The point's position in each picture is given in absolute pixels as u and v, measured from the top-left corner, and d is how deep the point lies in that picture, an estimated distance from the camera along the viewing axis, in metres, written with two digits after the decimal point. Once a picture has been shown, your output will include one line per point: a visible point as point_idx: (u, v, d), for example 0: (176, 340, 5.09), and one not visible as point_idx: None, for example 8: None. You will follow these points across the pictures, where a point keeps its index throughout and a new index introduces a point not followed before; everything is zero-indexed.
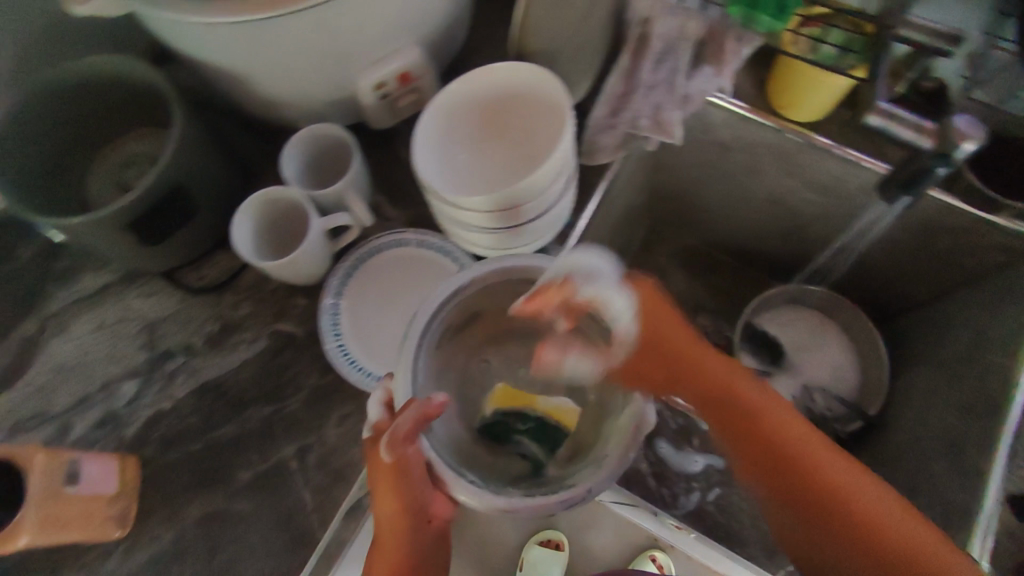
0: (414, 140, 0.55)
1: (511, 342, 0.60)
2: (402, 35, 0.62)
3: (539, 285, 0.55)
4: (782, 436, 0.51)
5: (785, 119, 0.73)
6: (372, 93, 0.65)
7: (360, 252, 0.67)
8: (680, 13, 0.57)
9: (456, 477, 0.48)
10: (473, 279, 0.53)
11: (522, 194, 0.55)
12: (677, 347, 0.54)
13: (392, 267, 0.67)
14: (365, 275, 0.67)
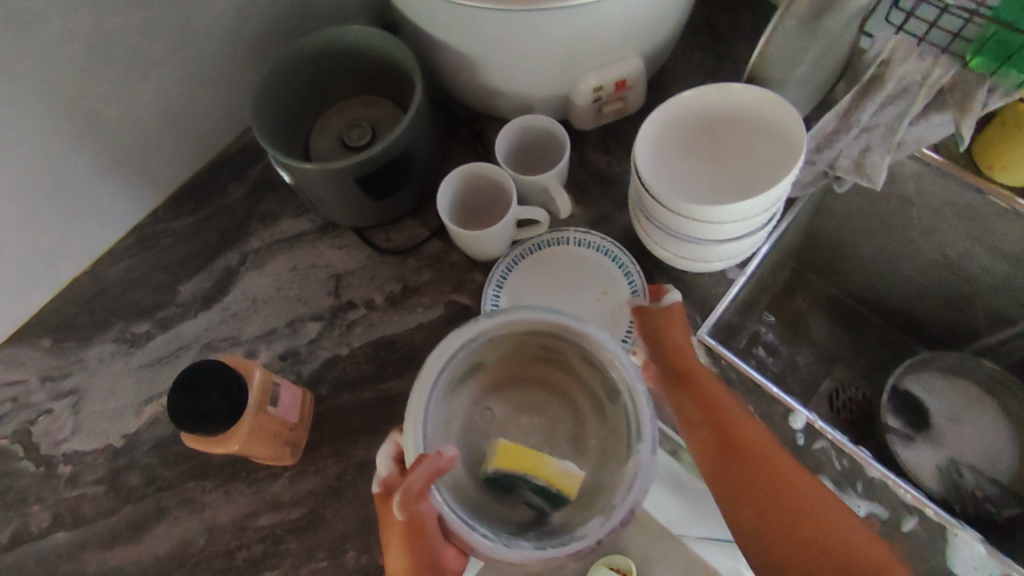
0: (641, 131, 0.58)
1: (546, 393, 0.55)
2: (635, 43, 0.65)
3: (577, 337, 0.51)
4: (776, 477, 0.52)
5: (987, 179, 0.70)
6: (589, 95, 0.68)
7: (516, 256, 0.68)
8: (926, 60, 0.58)
9: (468, 529, 0.46)
10: (484, 330, 0.51)
11: (739, 214, 0.55)
12: (696, 377, 0.58)
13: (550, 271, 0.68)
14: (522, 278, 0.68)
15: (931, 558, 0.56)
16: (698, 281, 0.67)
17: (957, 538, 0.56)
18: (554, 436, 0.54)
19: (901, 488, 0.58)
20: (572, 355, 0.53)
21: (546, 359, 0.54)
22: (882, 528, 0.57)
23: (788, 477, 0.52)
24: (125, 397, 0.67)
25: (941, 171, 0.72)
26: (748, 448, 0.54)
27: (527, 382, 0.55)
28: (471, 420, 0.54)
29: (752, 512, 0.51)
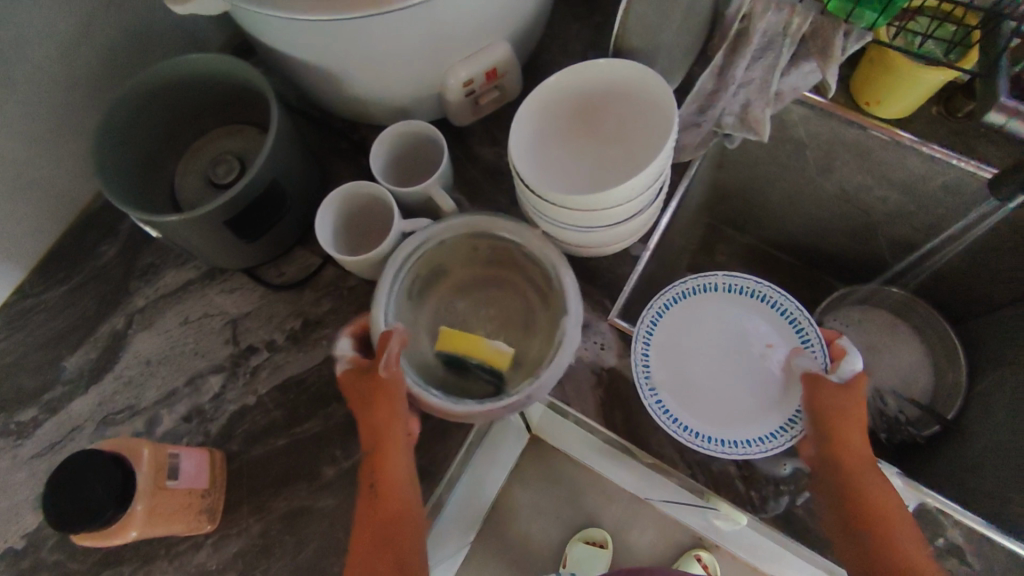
0: (510, 141, 0.55)
1: (500, 293, 0.65)
2: (496, 31, 0.62)
3: (515, 232, 0.59)
4: (884, 534, 0.51)
5: (871, 115, 0.72)
6: (459, 91, 0.65)
7: (661, 295, 0.64)
8: (783, 9, 0.55)
9: (423, 392, 0.54)
10: (430, 234, 0.60)
11: (626, 196, 0.53)
12: (846, 443, 0.53)
13: (717, 330, 0.65)
14: (681, 319, 0.65)
15: None
16: (603, 263, 0.66)
17: None
18: (508, 323, 0.64)
19: None
20: (516, 252, 0.62)
21: (495, 260, 0.64)
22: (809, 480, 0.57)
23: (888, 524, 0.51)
24: (20, 493, 0.62)
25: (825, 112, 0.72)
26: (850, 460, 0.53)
27: (485, 283, 0.66)
28: (437, 319, 0.65)
29: (857, 553, 0.51)
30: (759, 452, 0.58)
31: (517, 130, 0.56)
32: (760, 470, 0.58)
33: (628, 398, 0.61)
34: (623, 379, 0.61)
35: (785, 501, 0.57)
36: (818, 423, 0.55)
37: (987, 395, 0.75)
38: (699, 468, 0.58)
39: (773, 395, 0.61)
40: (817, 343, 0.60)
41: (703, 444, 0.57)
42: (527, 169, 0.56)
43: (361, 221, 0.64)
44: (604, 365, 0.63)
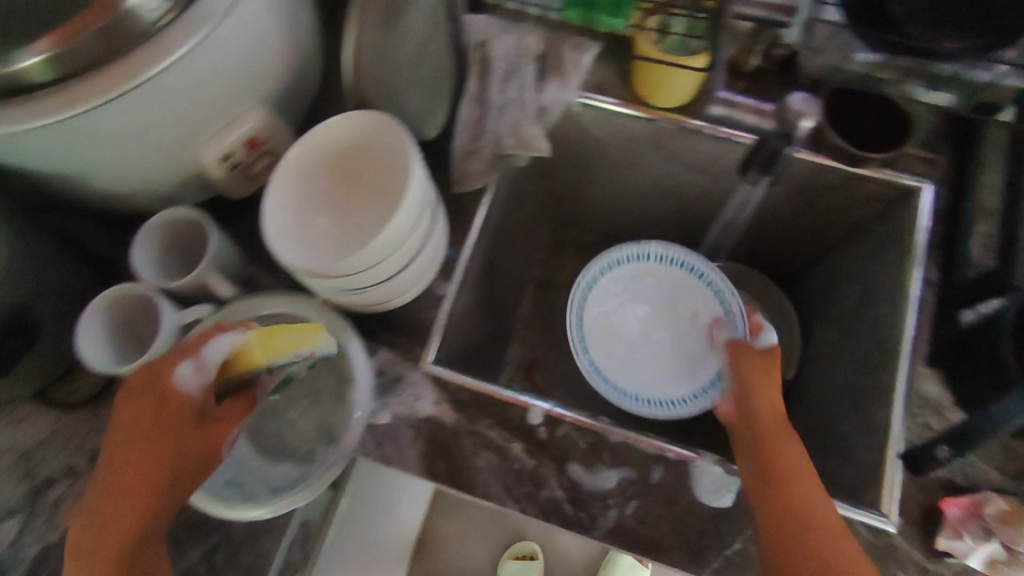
0: (263, 228, 0.53)
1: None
2: (236, 101, 0.58)
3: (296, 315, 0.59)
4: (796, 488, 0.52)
5: (655, 108, 0.71)
6: (221, 165, 0.61)
7: (610, 258, 0.81)
8: (514, 33, 0.59)
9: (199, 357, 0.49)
10: (210, 325, 0.58)
11: (389, 250, 0.52)
12: (764, 410, 0.56)
13: (685, 289, 0.82)
14: (616, 283, 0.82)
15: (681, 496, 0.59)
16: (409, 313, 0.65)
17: (696, 470, 0.60)
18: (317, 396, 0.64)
19: (640, 443, 0.60)
20: None
21: None
22: (634, 487, 0.60)
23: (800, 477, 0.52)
24: None
25: (608, 114, 0.72)
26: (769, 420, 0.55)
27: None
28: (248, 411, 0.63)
29: (769, 498, 0.52)
30: (582, 472, 0.60)
31: (270, 215, 0.54)
32: (586, 489, 0.60)
33: (451, 445, 0.62)
34: (441, 425, 0.62)
35: (614, 514, 0.59)
36: (743, 386, 0.58)
37: (815, 351, 0.79)
38: (526, 499, 0.60)
39: (686, 363, 0.80)
40: (737, 312, 0.76)
41: (634, 402, 0.75)
42: (292, 248, 0.54)
43: (128, 319, 0.59)
44: (424, 418, 0.62)
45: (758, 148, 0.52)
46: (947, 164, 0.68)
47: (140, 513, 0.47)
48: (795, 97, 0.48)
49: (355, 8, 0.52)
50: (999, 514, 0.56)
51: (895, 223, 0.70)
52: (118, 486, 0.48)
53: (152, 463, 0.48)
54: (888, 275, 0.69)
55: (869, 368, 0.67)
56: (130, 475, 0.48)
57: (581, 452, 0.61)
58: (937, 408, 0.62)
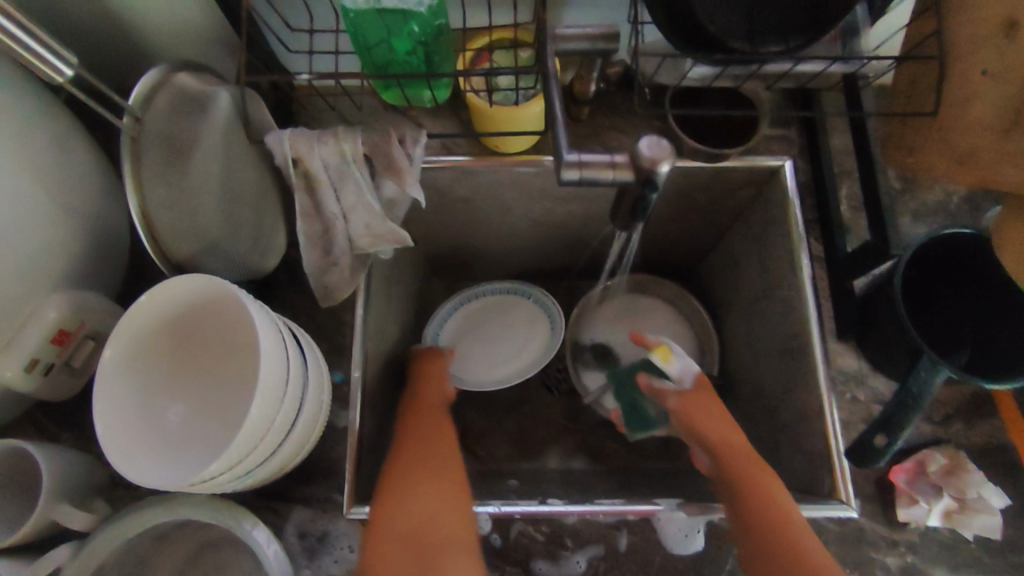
0: (107, 455, 0.42)
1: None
2: (24, 300, 0.49)
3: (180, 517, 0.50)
4: (785, 537, 0.49)
5: (510, 156, 0.67)
6: (30, 376, 0.51)
7: (438, 318, 0.82)
8: (326, 140, 0.50)
9: None
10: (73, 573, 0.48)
11: (264, 418, 0.45)
12: (749, 477, 0.53)
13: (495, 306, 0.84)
14: (470, 314, 0.83)
15: (654, 554, 0.57)
16: (315, 458, 0.58)
17: (660, 523, 0.56)
18: None
19: (597, 516, 0.56)
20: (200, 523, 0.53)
21: None
22: (605, 562, 0.56)
23: (811, 548, 0.48)
24: None
25: (459, 174, 0.68)
26: (769, 521, 0.49)
27: None
28: None
29: None
30: (548, 567, 0.56)
31: (108, 433, 0.43)
32: None
33: None
34: None
35: None
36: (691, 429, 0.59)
37: (734, 340, 0.79)
38: None
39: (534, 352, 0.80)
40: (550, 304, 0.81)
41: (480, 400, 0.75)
42: (151, 461, 0.44)
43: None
44: None
45: (623, 193, 0.49)
46: (798, 136, 0.70)
47: (445, 557, 0.48)
48: (643, 143, 0.45)
49: (127, 165, 0.45)
50: (943, 468, 0.57)
51: (768, 203, 0.70)
52: (385, 528, 0.49)
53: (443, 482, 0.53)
54: (775, 256, 0.69)
55: (788, 352, 0.67)
56: (419, 527, 0.50)
57: (541, 546, 0.56)
58: (858, 378, 0.63)
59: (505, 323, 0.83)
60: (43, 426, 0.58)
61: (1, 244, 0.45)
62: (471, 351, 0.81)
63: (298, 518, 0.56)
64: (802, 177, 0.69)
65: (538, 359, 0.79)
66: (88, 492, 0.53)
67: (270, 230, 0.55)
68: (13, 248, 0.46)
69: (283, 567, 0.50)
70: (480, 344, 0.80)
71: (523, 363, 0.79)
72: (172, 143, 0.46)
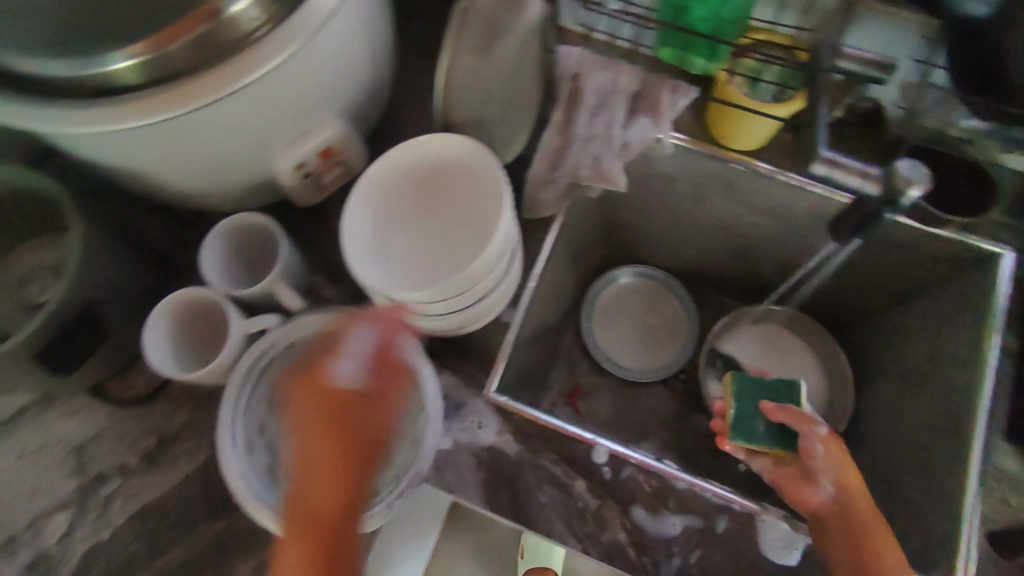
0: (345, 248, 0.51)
1: None
2: (319, 112, 0.59)
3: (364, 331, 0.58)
4: None
5: (731, 149, 0.71)
6: (293, 175, 0.62)
7: (591, 295, 0.92)
8: (609, 69, 0.58)
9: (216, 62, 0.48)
10: (275, 338, 0.57)
11: (477, 274, 0.51)
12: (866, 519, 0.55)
13: (637, 291, 0.94)
14: (617, 295, 0.93)
15: (748, 549, 0.57)
16: (473, 337, 0.65)
17: (763, 523, 0.57)
18: None
19: (704, 490, 0.59)
20: None
21: None
22: (699, 536, 0.58)
23: None
24: None
25: (679, 150, 0.72)
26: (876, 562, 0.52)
27: None
28: None
29: None
30: (646, 516, 0.58)
31: (349, 232, 0.53)
32: (650, 533, 0.58)
33: (514, 476, 0.59)
34: (504, 455, 0.60)
35: (677, 562, 0.57)
36: (829, 471, 0.58)
37: (875, 406, 0.77)
38: (589, 540, 0.57)
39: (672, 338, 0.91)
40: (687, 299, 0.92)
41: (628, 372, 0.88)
42: (370, 266, 0.53)
43: (192, 320, 0.59)
44: (485, 445, 0.60)
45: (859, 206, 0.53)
46: None
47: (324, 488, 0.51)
48: (902, 160, 0.48)
49: (453, 30, 0.53)
50: None
51: (967, 283, 0.68)
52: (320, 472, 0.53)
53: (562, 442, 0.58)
54: (957, 334, 0.67)
55: (938, 430, 0.65)
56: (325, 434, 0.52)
57: (645, 497, 0.59)
58: (1010, 481, 0.61)
59: (645, 306, 0.93)
60: None
61: (331, 60, 0.55)
62: (615, 327, 0.92)
63: (444, 380, 0.63)
64: (1016, 269, 0.67)
65: (672, 346, 0.90)
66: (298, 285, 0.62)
67: (516, 130, 0.62)
68: (336, 68, 0.57)
69: (435, 403, 0.55)
70: (623, 322, 0.92)
71: (664, 348, 0.91)
72: (490, 25, 0.53)
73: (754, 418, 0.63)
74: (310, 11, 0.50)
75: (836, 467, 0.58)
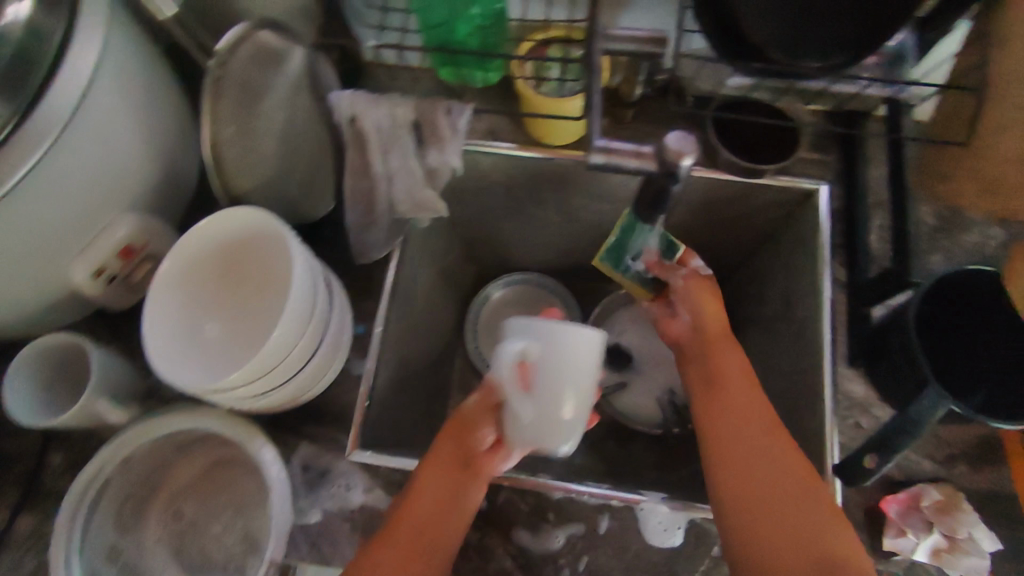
0: (147, 348, 0.48)
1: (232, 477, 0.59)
2: (102, 212, 0.54)
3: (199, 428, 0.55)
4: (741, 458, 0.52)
5: (549, 146, 0.70)
6: (95, 283, 0.57)
7: (469, 319, 0.89)
8: (380, 104, 0.55)
9: None
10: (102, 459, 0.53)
11: (286, 348, 0.50)
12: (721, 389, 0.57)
13: (513, 299, 0.92)
14: (496, 309, 0.91)
15: (633, 541, 0.58)
16: (328, 400, 0.63)
17: (643, 512, 0.58)
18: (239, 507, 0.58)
19: (581, 495, 0.58)
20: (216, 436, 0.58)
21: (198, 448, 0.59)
22: (583, 541, 0.58)
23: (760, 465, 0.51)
24: None
25: (502, 159, 0.71)
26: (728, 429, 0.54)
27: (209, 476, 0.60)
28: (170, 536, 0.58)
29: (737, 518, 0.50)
30: (527, 537, 0.58)
31: (153, 337, 0.49)
32: (534, 553, 0.58)
33: None
34: (375, 513, 0.58)
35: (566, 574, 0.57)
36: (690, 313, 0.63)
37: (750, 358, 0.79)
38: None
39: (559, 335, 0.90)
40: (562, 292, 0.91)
41: None
42: (182, 368, 0.49)
43: None
44: (356, 509, 0.58)
45: (645, 185, 0.52)
46: (837, 161, 0.70)
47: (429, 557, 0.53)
48: (670, 137, 0.47)
49: (206, 102, 0.48)
50: (936, 505, 0.57)
51: (799, 225, 0.70)
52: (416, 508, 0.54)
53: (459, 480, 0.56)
54: (799, 275, 0.69)
55: (799, 372, 0.67)
56: (424, 525, 0.54)
57: (524, 515, 0.59)
58: (864, 407, 0.63)
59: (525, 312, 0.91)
60: (97, 336, 0.64)
61: (94, 156, 0.51)
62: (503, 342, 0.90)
63: (305, 452, 0.61)
64: (837, 203, 0.69)
65: None
66: (128, 394, 0.58)
67: (315, 179, 0.60)
68: (105, 162, 0.52)
69: (282, 487, 0.53)
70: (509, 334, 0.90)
71: None
72: (247, 88, 0.50)
73: (635, 250, 0.69)
74: (44, 117, 0.47)
75: (690, 301, 0.63)
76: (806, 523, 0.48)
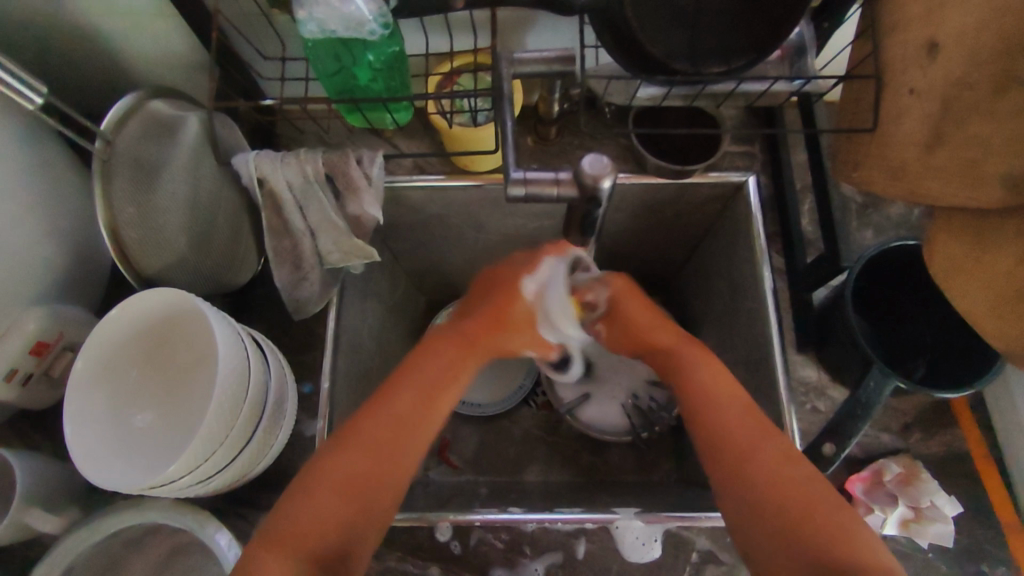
0: (70, 451, 0.46)
1: None
2: (7, 309, 0.51)
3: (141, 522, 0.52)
4: (718, 422, 0.49)
5: (477, 173, 0.69)
6: (9, 386, 0.53)
7: None
8: (289, 162, 0.53)
9: None
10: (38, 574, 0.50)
11: (223, 429, 0.47)
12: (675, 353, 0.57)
13: None
14: None
15: (612, 561, 0.57)
16: (282, 467, 0.60)
17: (618, 532, 0.57)
18: None
19: (555, 525, 0.57)
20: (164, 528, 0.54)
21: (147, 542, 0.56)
22: (563, 570, 0.57)
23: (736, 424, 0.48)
24: None
25: (431, 191, 0.70)
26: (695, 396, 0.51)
27: None
28: None
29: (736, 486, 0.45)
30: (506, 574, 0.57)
31: (75, 438, 0.46)
32: None
33: None
34: None
35: None
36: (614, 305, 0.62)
37: None
38: None
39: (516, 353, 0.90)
40: None
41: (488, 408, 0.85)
42: (112, 466, 0.47)
43: None
44: None
45: (569, 212, 0.51)
46: (761, 151, 0.72)
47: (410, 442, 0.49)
48: (584, 161, 0.47)
49: (98, 186, 0.47)
50: (898, 477, 0.57)
51: (733, 217, 0.71)
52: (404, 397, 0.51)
53: (402, 432, 0.49)
54: (739, 267, 0.70)
55: (753, 363, 0.67)
56: (431, 384, 0.53)
57: (500, 553, 0.58)
58: (819, 389, 0.64)
59: None
60: (26, 437, 0.60)
61: None
62: None
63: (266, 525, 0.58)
64: (766, 192, 0.70)
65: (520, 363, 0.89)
66: (64, 497, 0.55)
67: (236, 243, 0.58)
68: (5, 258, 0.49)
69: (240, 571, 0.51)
70: None
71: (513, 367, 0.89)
72: (142, 166, 0.49)
73: None
74: None
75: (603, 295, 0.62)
76: (791, 479, 0.44)
